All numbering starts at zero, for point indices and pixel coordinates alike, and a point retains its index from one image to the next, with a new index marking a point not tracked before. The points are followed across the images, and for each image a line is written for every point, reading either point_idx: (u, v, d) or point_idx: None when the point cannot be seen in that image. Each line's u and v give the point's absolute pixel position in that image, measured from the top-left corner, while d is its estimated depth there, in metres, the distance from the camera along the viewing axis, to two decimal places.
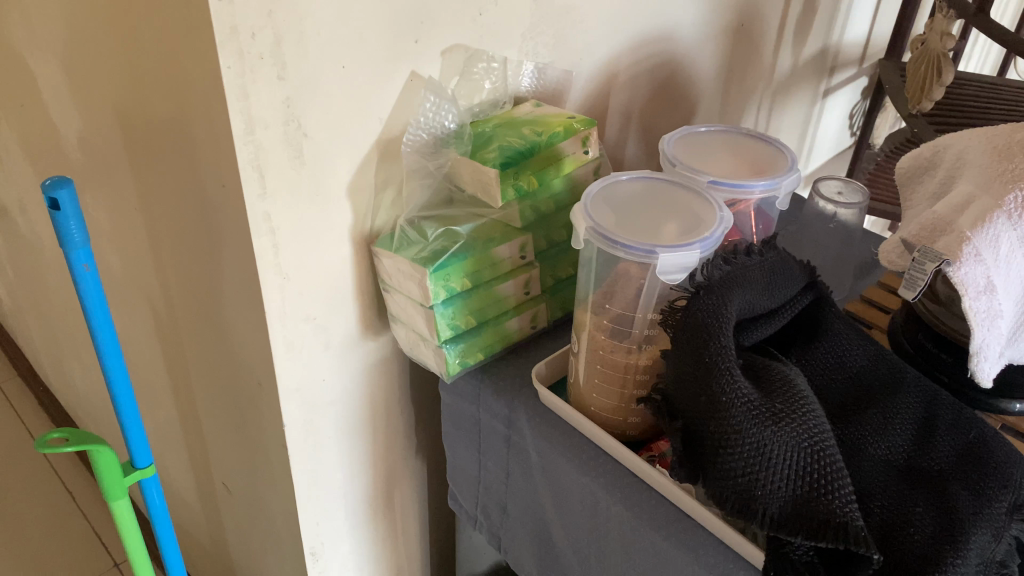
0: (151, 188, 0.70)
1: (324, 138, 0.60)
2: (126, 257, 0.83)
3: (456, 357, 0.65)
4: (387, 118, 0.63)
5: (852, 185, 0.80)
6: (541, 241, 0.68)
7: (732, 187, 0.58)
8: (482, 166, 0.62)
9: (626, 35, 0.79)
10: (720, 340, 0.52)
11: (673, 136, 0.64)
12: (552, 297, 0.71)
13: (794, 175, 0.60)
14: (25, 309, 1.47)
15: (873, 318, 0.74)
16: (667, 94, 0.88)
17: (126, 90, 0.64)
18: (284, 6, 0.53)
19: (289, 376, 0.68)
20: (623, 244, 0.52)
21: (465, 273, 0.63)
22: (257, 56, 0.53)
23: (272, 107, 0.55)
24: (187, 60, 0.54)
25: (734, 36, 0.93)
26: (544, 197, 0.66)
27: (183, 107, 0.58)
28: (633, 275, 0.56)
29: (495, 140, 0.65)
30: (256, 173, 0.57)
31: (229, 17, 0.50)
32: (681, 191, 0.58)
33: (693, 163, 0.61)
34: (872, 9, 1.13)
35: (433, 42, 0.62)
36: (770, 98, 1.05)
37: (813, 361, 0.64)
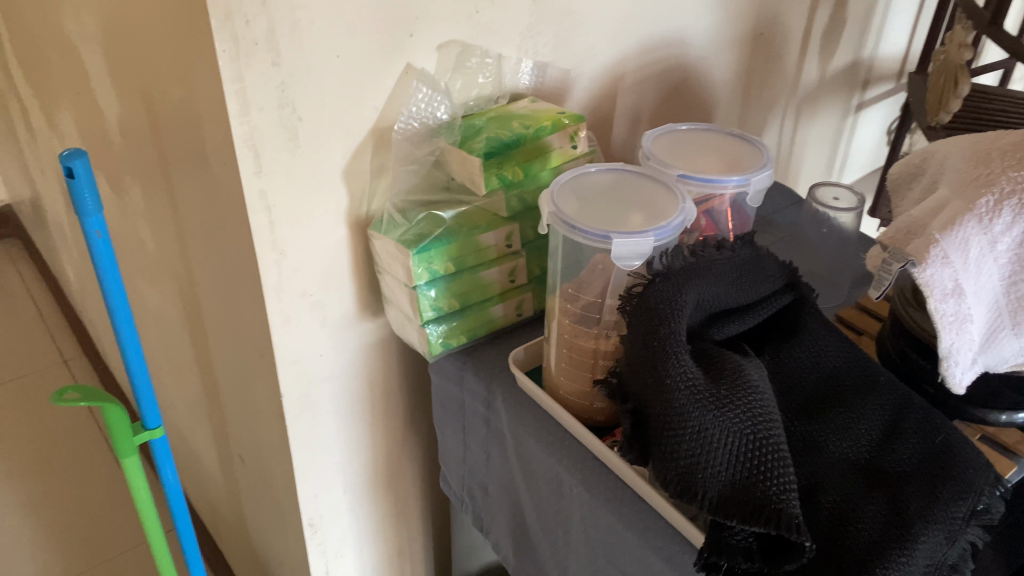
0: (174, 168, 0.76)
1: (319, 124, 0.64)
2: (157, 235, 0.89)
3: (438, 338, 0.69)
4: (382, 107, 0.66)
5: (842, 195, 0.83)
6: (528, 231, 0.70)
7: (701, 182, 0.60)
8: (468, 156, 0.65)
9: (633, 38, 0.81)
10: (671, 326, 0.53)
11: (653, 133, 0.65)
12: (538, 286, 0.73)
13: (767, 172, 0.61)
14: (88, 289, 1.56)
15: (864, 325, 0.74)
16: (679, 99, 0.90)
17: (152, 76, 0.70)
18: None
19: (286, 349, 0.72)
20: (581, 229, 0.54)
21: (448, 257, 0.66)
22: (252, 42, 0.57)
23: (267, 91, 0.60)
24: (192, 45, 0.59)
25: (753, 44, 0.94)
26: (531, 188, 0.69)
27: (191, 91, 0.63)
28: (599, 263, 0.58)
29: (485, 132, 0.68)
30: (252, 152, 0.61)
31: (225, 5, 0.55)
32: (651, 184, 0.60)
33: (669, 159, 0.62)
34: (908, 25, 1.12)
35: (429, 37, 0.66)
36: (795, 110, 1.05)
37: (786, 360, 0.64)
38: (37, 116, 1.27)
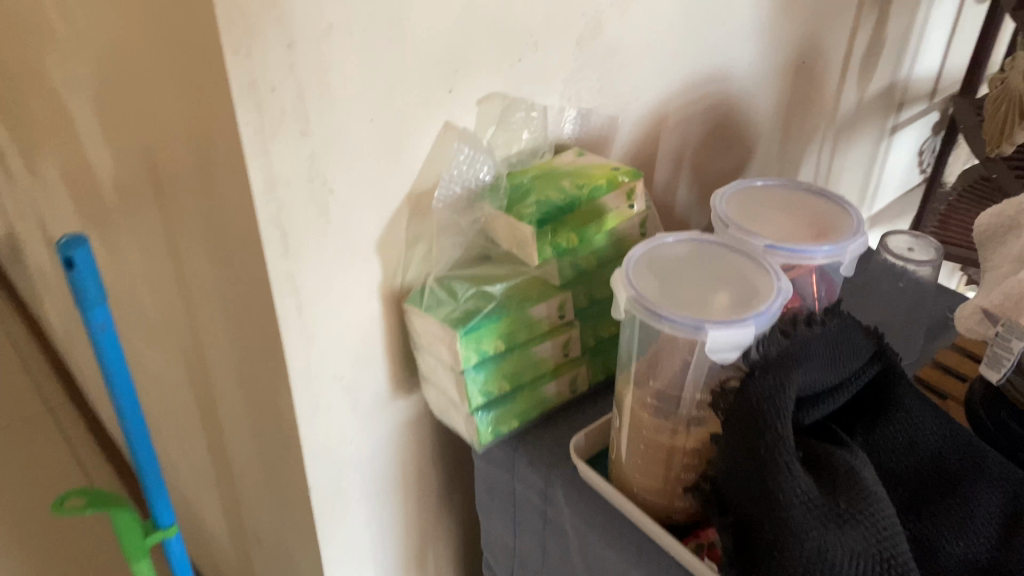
0: (180, 237, 0.68)
1: (352, 195, 0.56)
2: (159, 303, 0.81)
3: (488, 425, 0.61)
4: (418, 171, 0.59)
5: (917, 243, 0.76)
6: (581, 299, 0.63)
7: (790, 253, 0.53)
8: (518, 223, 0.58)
9: (678, 76, 0.74)
10: (777, 430, 0.47)
11: (725, 193, 0.59)
12: (593, 358, 0.66)
13: (861, 239, 0.54)
14: (74, 337, 1.47)
15: (950, 389, 0.68)
16: (721, 135, 0.83)
17: (157, 139, 0.62)
18: (307, 60, 0.50)
19: (315, 439, 0.65)
20: (669, 319, 0.47)
21: (499, 335, 0.59)
22: (279, 112, 0.50)
23: (296, 164, 0.52)
24: (208, 114, 0.51)
25: (795, 73, 0.87)
26: (584, 253, 0.62)
27: (206, 162, 0.55)
28: (681, 349, 0.51)
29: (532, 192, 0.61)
30: (279, 232, 0.54)
31: (249, 72, 0.47)
32: (736, 257, 0.53)
33: (748, 224, 0.56)
34: (944, 42, 1.07)
35: (470, 91, 0.59)
36: (833, 137, 0.99)
37: (882, 442, 0.57)
38: (15, 161, 1.19)
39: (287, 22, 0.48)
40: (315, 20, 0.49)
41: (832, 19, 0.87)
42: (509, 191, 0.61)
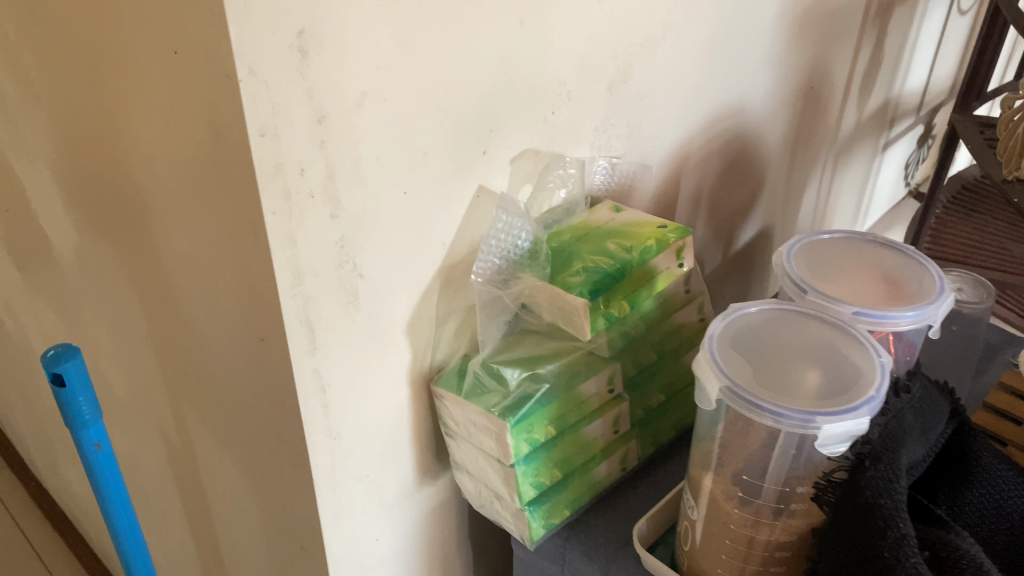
0: (166, 322, 0.60)
1: (383, 278, 0.49)
2: (133, 387, 0.72)
3: (540, 520, 0.55)
4: (450, 241, 0.53)
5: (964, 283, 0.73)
6: (629, 368, 0.58)
7: (877, 320, 0.48)
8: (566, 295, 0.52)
9: (700, 114, 0.69)
10: (900, 529, 0.42)
11: (790, 249, 0.54)
12: (642, 431, 0.60)
13: (947, 299, 0.49)
14: (11, 406, 1.34)
15: (1012, 434, 0.64)
16: (737, 170, 0.79)
17: (140, 218, 0.54)
18: (337, 133, 0.43)
19: (339, 546, 0.57)
20: (774, 412, 0.42)
21: (550, 420, 0.53)
22: (307, 195, 0.43)
23: (324, 250, 0.45)
24: (219, 198, 0.44)
25: (803, 100, 0.83)
26: (633, 319, 0.56)
27: (211, 250, 0.48)
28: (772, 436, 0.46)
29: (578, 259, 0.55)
30: (306, 328, 0.46)
31: (275, 153, 0.40)
32: (822, 327, 0.48)
33: (822, 286, 0.51)
34: (930, 56, 1.05)
35: (503, 150, 0.53)
36: (834, 160, 0.96)
37: (965, 509, 0.53)
38: None
39: (318, 94, 0.41)
40: (347, 90, 0.42)
41: (837, 42, 0.83)
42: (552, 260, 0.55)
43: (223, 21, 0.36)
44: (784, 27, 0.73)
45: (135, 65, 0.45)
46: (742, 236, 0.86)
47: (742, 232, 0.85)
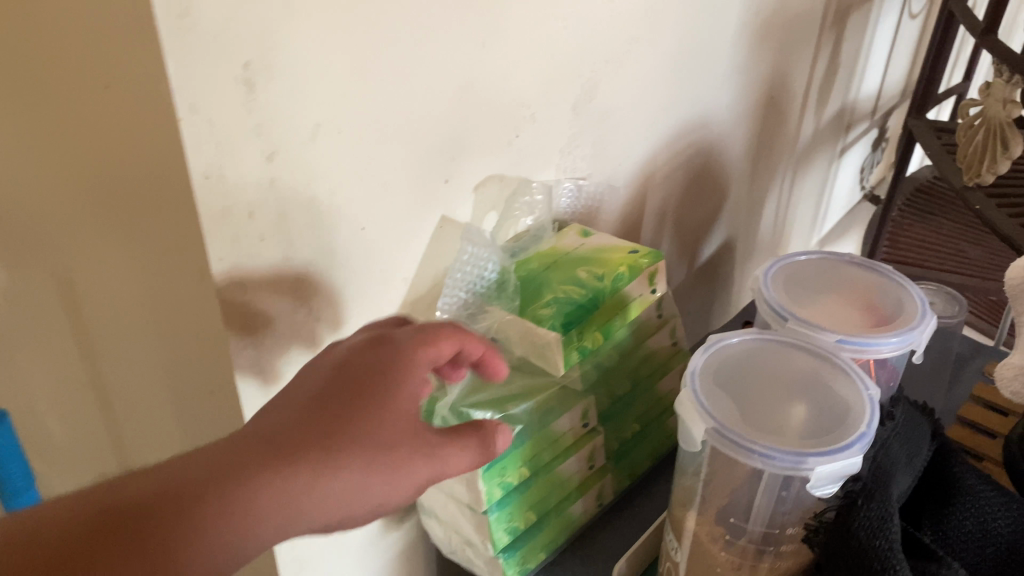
0: (104, 369, 0.55)
1: (340, 319, 0.46)
2: (65, 437, 0.67)
3: (516, 566, 0.52)
4: (412, 276, 0.50)
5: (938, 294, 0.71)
6: (603, 400, 0.55)
7: (860, 347, 0.46)
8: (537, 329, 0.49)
9: (664, 130, 0.67)
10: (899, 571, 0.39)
11: (768, 272, 0.52)
12: (619, 464, 0.58)
13: (929, 322, 0.48)
14: None
15: (986, 449, 0.63)
16: (700, 184, 0.77)
17: (70, 260, 0.50)
18: (288, 170, 0.39)
19: None
20: (765, 455, 0.40)
21: (523, 461, 0.50)
22: (257, 238, 0.40)
23: (277, 294, 0.42)
24: (159, 242, 0.40)
25: (764, 110, 0.82)
26: (606, 349, 0.54)
27: (150, 296, 0.44)
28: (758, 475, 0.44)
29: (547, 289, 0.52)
30: (259, 377, 0.43)
31: (221, 196, 0.37)
32: (805, 358, 0.46)
33: (802, 311, 0.49)
34: (884, 61, 1.05)
35: (465, 177, 0.50)
36: (793, 168, 0.95)
37: (951, 534, 0.52)
38: None
39: (268, 130, 0.38)
40: (299, 123, 0.39)
41: (797, 51, 0.82)
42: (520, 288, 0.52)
43: (159, 57, 0.33)
44: (746, 38, 0.71)
45: (59, 100, 0.40)
46: (706, 250, 0.84)
47: (706, 246, 0.83)
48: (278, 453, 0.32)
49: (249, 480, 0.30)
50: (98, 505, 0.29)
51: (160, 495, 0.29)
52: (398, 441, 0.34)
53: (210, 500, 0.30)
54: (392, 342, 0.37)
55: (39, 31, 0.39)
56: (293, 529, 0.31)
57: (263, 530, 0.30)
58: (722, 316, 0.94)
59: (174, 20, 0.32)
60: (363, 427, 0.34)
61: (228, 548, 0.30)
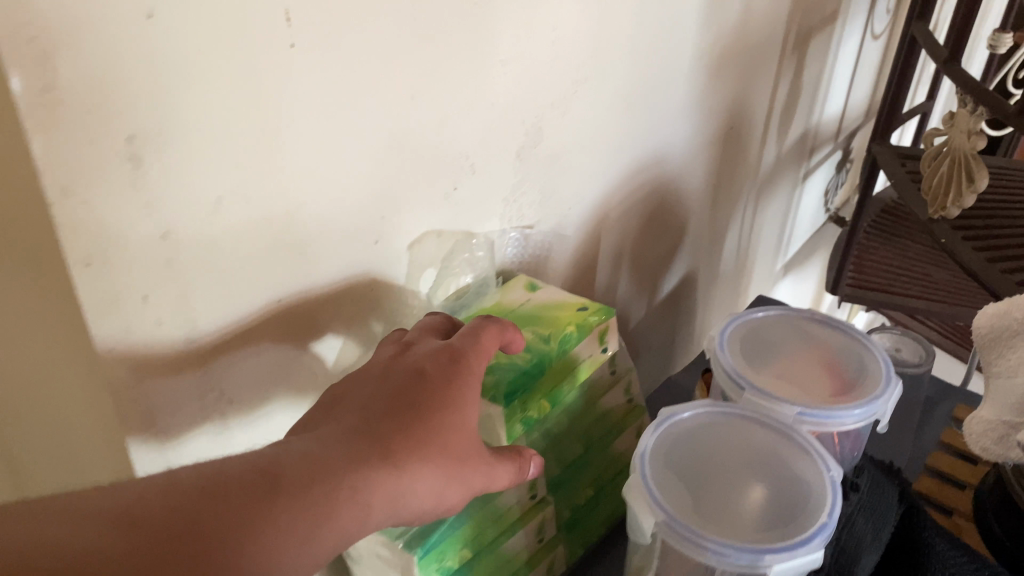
0: None
1: (257, 399, 0.42)
2: None
3: None
4: (339, 345, 0.46)
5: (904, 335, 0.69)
6: (552, 467, 0.52)
7: (821, 421, 0.43)
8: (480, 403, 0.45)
9: (617, 169, 0.64)
10: None
11: (725, 334, 0.48)
12: (571, 534, 0.54)
13: (894, 389, 0.45)
14: None
15: (957, 503, 0.60)
16: (658, 221, 0.74)
17: None
18: (188, 249, 0.35)
19: None
20: (718, 552, 0.36)
21: (464, 542, 0.46)
22: (155, 323, 0.36)
23: (181, 380, 0.38)
24: (44, 329, 0.36)
25: (724, 141, 0.79)
26: (556, 416, 0.50)
27: (41, 382, 0.40)
28: None
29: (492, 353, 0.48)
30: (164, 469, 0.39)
31: (107, 283, 0.33)
32: (763, 434, 0.43)
33: (760, 379, 0.45)
34: (847, 82, 1.02)
35: (397, 236, 0.46)
36: (756, 196, 0.92)
37: None
38: None
39: (160, 208, 0.34)
40: (198, 197, 0.35)
41: (756, 79, 0.79)
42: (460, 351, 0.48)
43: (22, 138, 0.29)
44: (702, 71, 0.68)
45: None
46: (665, 285, 0.81)
47: (666, 281, 0.80)
48: (375, 450, 0.34)
49: (356, 474, 0.33)
50: (228, 479, 0.30)
51: (285, 475, 0.31)
52: (470, 444, 0.38)
53: (328, 483, 0.32)
54: (456, 351, 0.40)
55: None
56: (384, 519, 0.33)
57: (369, 518, 0.33)
58: (685, 350, 0.91)
59: (35, 96, 0.28)
60: (443, 432, 0.36)
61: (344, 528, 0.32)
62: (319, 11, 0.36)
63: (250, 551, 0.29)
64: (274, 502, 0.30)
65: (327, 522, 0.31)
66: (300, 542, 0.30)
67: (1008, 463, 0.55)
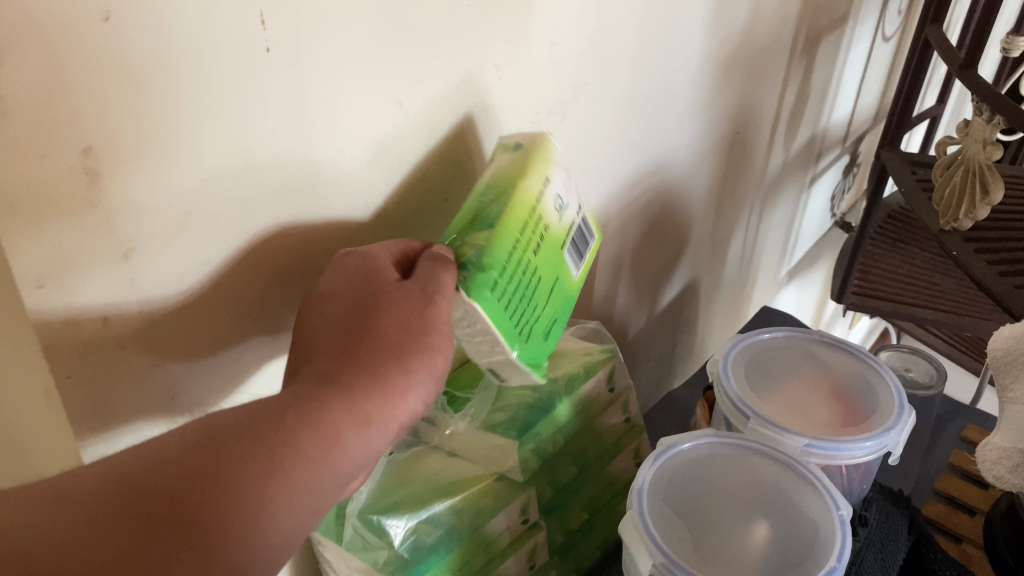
0: None
1: None
2: None
3: None
4: None
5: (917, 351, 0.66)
6: (545, 491, 0.49)
7: (830, 453, 0.41)
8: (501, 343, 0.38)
9: (619, 177, 0.61)
10: None
11: (730, 355, 0.46)
12: (564, 559, 0.52)
13: (906, 420, 0.42)
14: None
15: (967, 530, 0.58)
16: (660, 229, 0.71)
17: None
18: (152, 268, 0.33)
19: None
20: None
21: (450, 571, 0.45)
22: (117, 345, 0.33)
23: (145, 408, 0.36)
24: None
25: (729, 146, 0.76)
26: (548, 432, 0.48)
27: None
28: None
29: (546, 332, 0.42)
30: None
31: (60, 305, 0.31)
32: (766, 465, 0.40)
33: (766, 406, 0.43)
34: (856, 86, 1.00)
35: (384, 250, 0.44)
36: (761, 202, 0.90)
37: None
38: None
39: (120, 225, 0.31)
40: (164, 213, 0.32)
41: (764, 83, 0.76)
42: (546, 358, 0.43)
43: None
44: (709, 74, 0.66)
45: None
46: (667, 294, 0.78)
47: (666, 289, 0.78)
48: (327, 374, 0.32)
49: (305, 413, 0.30)
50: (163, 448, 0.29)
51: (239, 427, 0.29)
52: (431, 323, 0.34)
53: (286, 421, 0.30)
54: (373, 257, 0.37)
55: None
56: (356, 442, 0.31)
57: (329, 449, 0.30)
58: (684, 360, 0.88)
59: None
60: (400, 324, 0.34)
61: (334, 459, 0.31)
62: (300, 12, 0.33)
63: (196, 507, 0.27)
64: (233, 458, 0.28)
65: (275, 460, 0.29)
66: (254, 483, 0.28)
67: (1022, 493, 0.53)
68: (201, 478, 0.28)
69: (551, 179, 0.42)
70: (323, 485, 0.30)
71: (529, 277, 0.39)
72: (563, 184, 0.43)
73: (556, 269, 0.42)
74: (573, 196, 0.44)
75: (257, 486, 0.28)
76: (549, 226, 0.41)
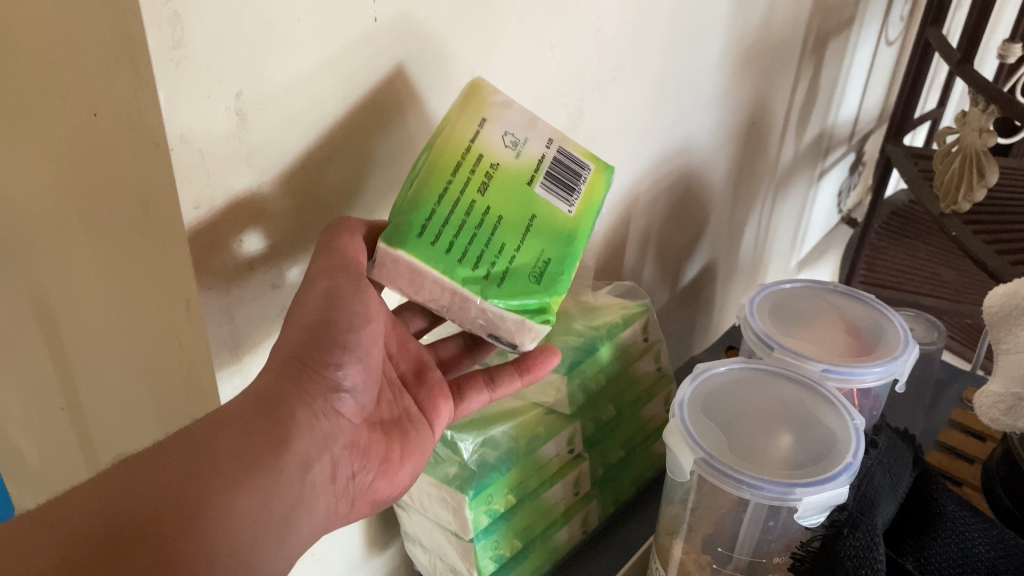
0: (73, 401, 0.53)
1: None
2: (36, 467, 0.63)
3: None
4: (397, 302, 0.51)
5: (921, 317, 0.72)
6: (589, 426, 0.55)
7: (844, 376, 0.47)
8: (443, 280, 0.38)
9: (648, 156, 0.68)
10: None
11: (754, 302, 0.53)
12: (603, 491, 0.58)
13: (912, 351, 0.48)
14: None
15: (965, 474, 0.64)
16: (683, 208, 0.77)
17: (44, 287, 0.48)
18: (277, 202, 0.40)
19: None
20: (750, 482, 0.40)
21: (509, 487, 0.50)
22: (247, 266, 0.40)
23: (263, 324, 0.43)
24: (144, 271, 0.40)
25: (745, 135, 0.83)
26: (592, 371, 0.54)
27: (130, 324, 0.43)
28: (736, 496, 0.44)
29: (534, 273, 0.40)
30: None
31: (210, 224, 0.37)
32: (789, 385, 0.47)
33: (788, 341, 0.50)
34: (861, 86, 1.06)
35: None
36: (773, 192, 0.96)
37: (932, 560, 0.49)
38: None
39: (258, 161, 0.38)
40: (290, 155, 0.39)
41: (777, 78, 0.83)
42: (541, 298, 0.40)
43: (152, 87, 0.32)
44: (729, 65, 0.72)
45: (36, 125, 0.40)
46: (688, 273, 0.84)
47: (687, 268, 0.84)
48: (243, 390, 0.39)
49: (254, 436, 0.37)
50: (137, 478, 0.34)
51: (165, 448, 0.36)
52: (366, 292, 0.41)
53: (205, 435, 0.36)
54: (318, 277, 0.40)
55: (11, 59, 0.39)
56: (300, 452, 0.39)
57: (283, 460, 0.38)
58: (702, 338, 0.95)
59: (166, 51, 0.32)
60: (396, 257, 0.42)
61: (261, 445, 0.37)
62: None
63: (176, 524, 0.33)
64: (169, 474, 0.35)
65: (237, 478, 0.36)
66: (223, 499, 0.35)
67: (1015, 433, 0.58)
68: (146, 493, 0.34)
69: (494, 117, 0.42)
70: (262, 468, 0.37)
71: (475, 216, 0.40)
72: (519, 121, 0.43)
73: (525, 206, 0.41)
74: (541, 131, 0.43)
75: (198, 481, 0.35)
76: (499, 163, 0.41)
